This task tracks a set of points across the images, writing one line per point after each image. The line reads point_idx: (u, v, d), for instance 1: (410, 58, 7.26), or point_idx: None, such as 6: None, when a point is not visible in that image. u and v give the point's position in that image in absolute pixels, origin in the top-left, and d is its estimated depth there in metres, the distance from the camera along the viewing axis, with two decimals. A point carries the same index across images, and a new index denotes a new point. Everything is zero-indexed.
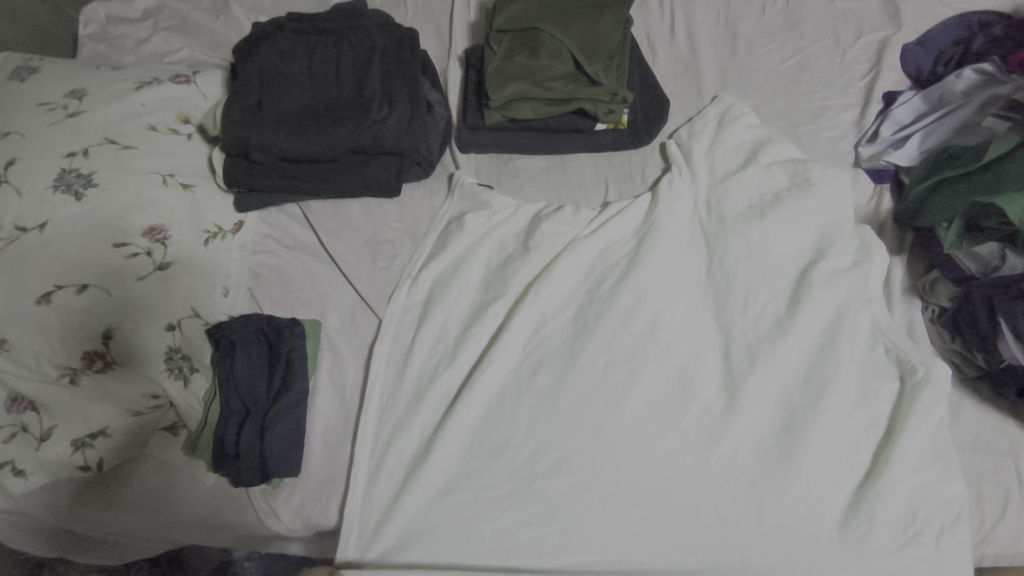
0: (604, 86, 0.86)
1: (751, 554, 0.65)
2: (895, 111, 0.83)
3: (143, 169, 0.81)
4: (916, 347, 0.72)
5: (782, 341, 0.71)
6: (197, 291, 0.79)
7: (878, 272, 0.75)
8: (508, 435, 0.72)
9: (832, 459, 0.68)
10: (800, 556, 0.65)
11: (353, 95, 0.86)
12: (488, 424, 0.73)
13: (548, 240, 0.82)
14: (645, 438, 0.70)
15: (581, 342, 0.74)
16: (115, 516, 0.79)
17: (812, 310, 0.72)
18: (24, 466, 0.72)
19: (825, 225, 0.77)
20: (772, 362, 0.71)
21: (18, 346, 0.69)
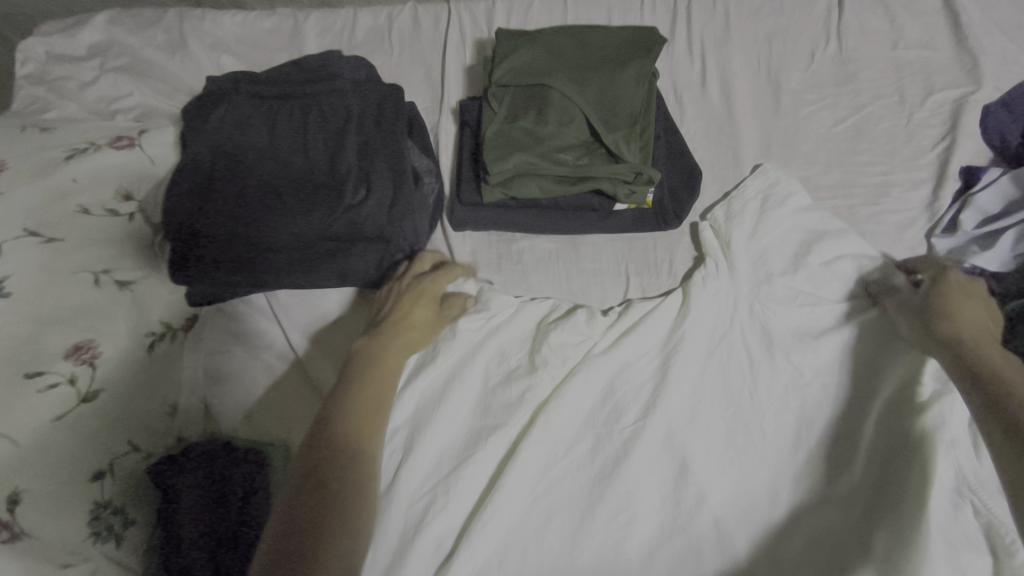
0: (626, 162, 0.71)
1: None
2: (979, 196, 0.69)
3: (69, 270, 0.67)
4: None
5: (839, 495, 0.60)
6: (136, 418, 0.67)
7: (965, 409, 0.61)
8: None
9: None
10: None
11: (324, 174, 0.72)
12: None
13: (560, 350, 0.68)
14: None
15: (601, 490, 0.61)
16: None
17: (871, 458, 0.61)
18: None
19: (884, 346, 0.66)
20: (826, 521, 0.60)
21: None
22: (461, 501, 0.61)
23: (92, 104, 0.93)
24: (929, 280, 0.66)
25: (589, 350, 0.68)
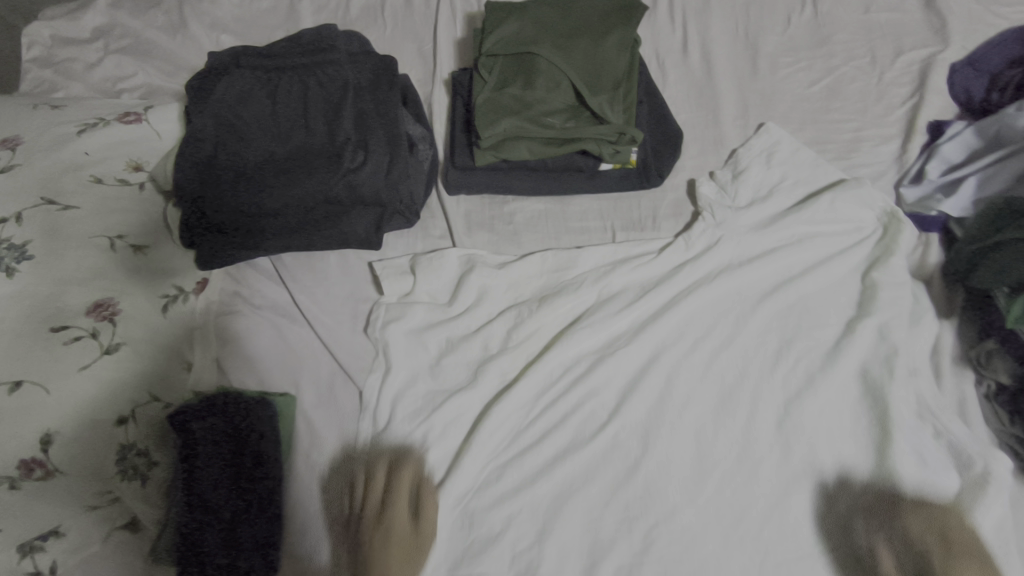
0: (610, 123, 0.75)
1: None
2: (944, 147, 0.73)
3: (86, 235, 0.71)
4: (970, 433, 0.63)
5: (812, 401, 0.67)
6: (153, 372, 0.71)
7: (923, 341, 0.67)
8: (510, 522, 0.67)
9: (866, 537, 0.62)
10: None
11: (323, 141, 0.76)
12: (492, 508, 0.67)
13: (566, 298, 0.75)
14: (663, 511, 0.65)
15: (593, 407, 0.70)
16: None
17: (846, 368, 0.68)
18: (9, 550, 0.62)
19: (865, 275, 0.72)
20: (798, 439, 0.66)
21: None
22: (458, 429, 0.71)
23: (99, 84, 0.96)
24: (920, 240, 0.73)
25: (593, 298, 0.75)
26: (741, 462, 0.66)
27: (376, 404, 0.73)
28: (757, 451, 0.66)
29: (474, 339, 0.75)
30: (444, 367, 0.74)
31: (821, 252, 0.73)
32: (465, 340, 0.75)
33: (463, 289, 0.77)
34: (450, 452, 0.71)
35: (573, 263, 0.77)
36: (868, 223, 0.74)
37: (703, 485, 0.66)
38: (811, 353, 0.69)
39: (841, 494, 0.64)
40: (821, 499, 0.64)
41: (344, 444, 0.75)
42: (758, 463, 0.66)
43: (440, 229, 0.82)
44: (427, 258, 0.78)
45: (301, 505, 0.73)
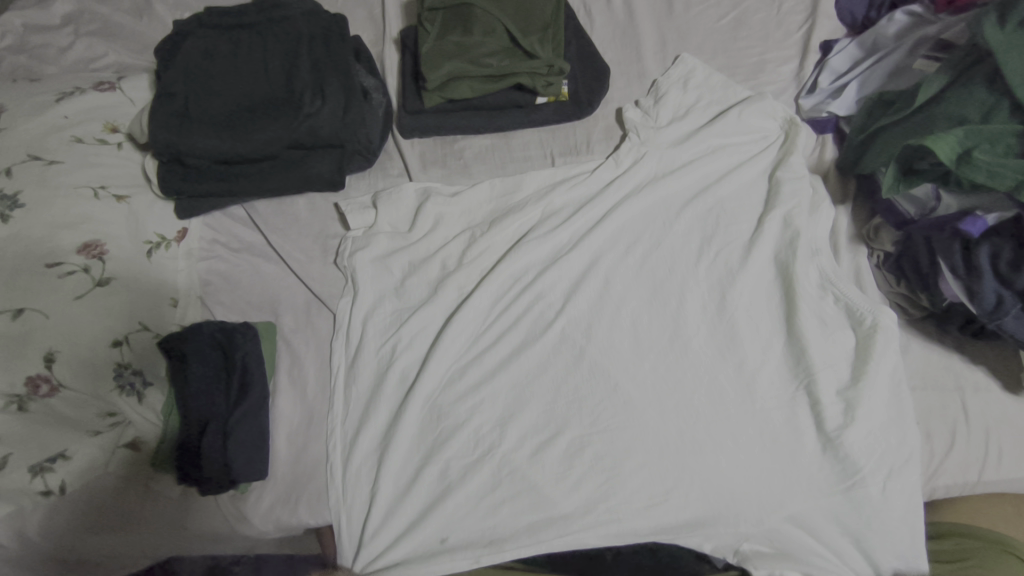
0: (541, 59, 0.84)
1: (709, 491, 0.69)
2: (832, 60, 0.84)
3: (71, 184, 0.78)
4: (865, 295, 0.74)
5: (734, 286, 0.76)
6: (143, 305, 0.77)
7: (822, 225, 0.77)
8: (475, 411, 0.74)
9: (783, 394, 0.72)
10: (754, 489, 0.68)
11: (285, 91, 0.84)
12: (454, 404, 0.75)
13: (513, 217, 0.83)
14: (608, 389, 0.74)
15: (541, 310, 0.79)
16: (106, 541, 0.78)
17: (760, 255, 0.77)
18: (38, 468, 0.71)
19: (767, 178, 0.82)
20: (720, 317, 0.76)
21: None
22: (423, 337, 0.79)
23: (72, 65, 1.03)
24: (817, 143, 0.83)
25: (537, 216, 0.83)
26: (674, 342, 0.75)
27: (350, 321, 0.81)
28: (687, 332, 0.76)
29: (434, 259, 0.83)
30: (408, 286, 0.82)
31: (733, 160, 0.83)
32: (425, 262, 0.83)
33: (420, 216, 0.85)
34: (418, 357, 0.78)
35: (517, 187, 0.85)
36: (772, 132, 0.84)
37: (641, 364, 0.75)
38: (728, 246, 0.79)
39: (760, 361, 0.73)
40: (743, 366, 0.73)
41: (322, 361, 0.82)
42: (689, 341, 0.75)
43: (398, 168, 0.91)
44: (385, 194, 0.87)
45: (283, 418, 0.80)
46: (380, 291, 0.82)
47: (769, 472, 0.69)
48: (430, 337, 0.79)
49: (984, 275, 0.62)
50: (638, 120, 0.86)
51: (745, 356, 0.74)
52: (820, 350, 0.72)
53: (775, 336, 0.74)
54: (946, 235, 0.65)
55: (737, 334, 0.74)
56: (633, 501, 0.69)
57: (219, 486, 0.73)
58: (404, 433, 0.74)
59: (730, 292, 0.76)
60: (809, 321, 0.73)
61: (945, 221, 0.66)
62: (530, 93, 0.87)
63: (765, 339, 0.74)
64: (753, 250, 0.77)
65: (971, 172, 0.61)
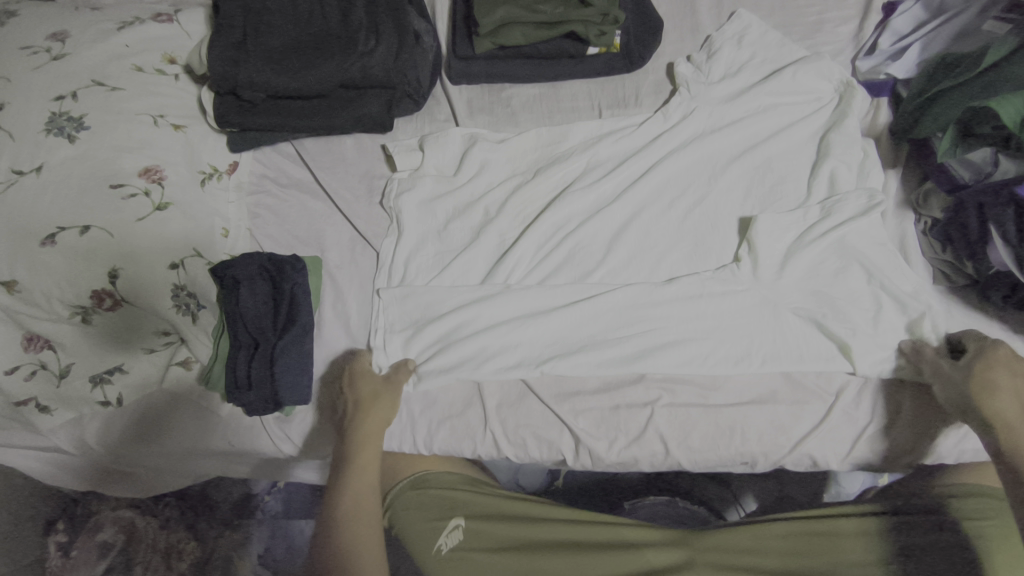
0: (595, 6, 0.83)
1: (723, 442, 0.71)
2: (894, 21, 0.81)
3: (133, 111, 0.81)
4: (909, 274, 0.73)
5: (791, 261, 0.74)
6: (198, 231, 0.80)
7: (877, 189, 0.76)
8: (499, 360, 0.74)
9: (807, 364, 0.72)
10: (762, 438, 0.71)
11: (340, 29, 0.85)
12: (475, 354, 0.75)
13: (559, 165, 0.83)
14: (639, 350, 0.73)
15: (576, 254, 0.79)
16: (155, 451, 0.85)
17: (820, 231, 0.74)
18: (99, 376, 0.77)
19: (816, 136, 0.81)
20: (767, 328, 0.73)
21: (42, 292, 0.72)
22: (463, 275, 0.80)
23: None
24: (874, 104, 0.81)
25: (581, 164, 0.84)
26: (720, 349, 0.73)
27: (392, 260, 0.83)
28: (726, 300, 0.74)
29: (476, 209, 0.83)
30: (450, 228, 0.83)
31: (784, 119, 0.82)
32: (465, 211, 0.83)
33: (466, 162, 0.85)
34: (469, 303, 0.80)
35: (561, 136, 0.85)
36: (826, 93, 0.82)
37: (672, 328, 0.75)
38: (776, 252, 0.75)
39: (795, 336, 0.72)
40: (777, 337, 0.72)
41: (364, 296, 0.85)
42: (734, 352, 0.73)
43: (445, 114, 0.91)
44: (435, 133, 0.88)
45: (325, 347, 0.83)
46: (422, 233, 0.84)
47: (787, 421, 0.72)
48: (470, 283, 0.80)
49: None
50: (689, 75, 0.85)
51: (779, 349, 0.72)
52: (866, 364, 0.70)
53: (820, 316, 0.72)
54: (999, 202, 0.64)
55: (775, 316, 0.73)
56: (656, 443, 0.72)
57: (265, 407, 0.78)
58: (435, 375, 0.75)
59: (786, 268, 0.73)
60: (857, 340, 0.70)
61: (1002, 185, 0.64)
62: (582, 44, 0.86)
63: (814, 355, 0.72)
64: (801, 262, 0.73)
65: None
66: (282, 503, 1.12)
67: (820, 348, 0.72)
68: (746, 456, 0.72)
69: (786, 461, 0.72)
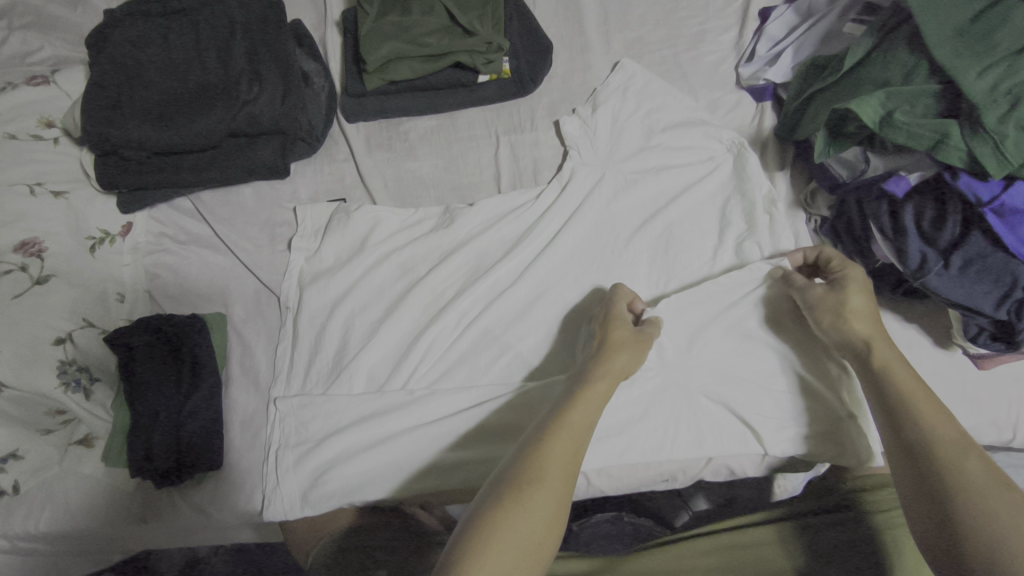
0: (479, 35, 0.83)
1: (639, 466, 0.69)
2: (769, 26, 0.83)
3: (6, 182, 0.77)
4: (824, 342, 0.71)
5: (700, 344, 0.71)
6: (87, 302, 0.77)
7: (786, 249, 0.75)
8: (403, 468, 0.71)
9: (724, 444, 0.68)
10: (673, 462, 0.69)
11: (221, 77, 0.82)
12: (384, 466, 0.72)
13: (460, 251, 0.80)
14: None
15: (485, 343, 0.77)
16: (58, 539, 0.76)
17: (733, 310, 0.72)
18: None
19: (726, 186, 0.80)
20: (682, 417, 0.69)
21: None
22: (373, 353, 0.77)
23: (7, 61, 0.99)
24: (757, 111, 0.83)
25: (483, 247, 0.81)
26: (638, 444, 0.68)
27: (292, 361, 0.80)
28: (638, 387, 0.70)
29: (377, 303, 0.80)
30: (350, 326, 0.79)
31: (679, 182, 0.80)
32: (365, 306, 0.80)
33: (358, 217, 0.83)
34: (380, 360, 0.77)
35: (452, 223, 0.82)
36: (717, 152, 0.81)
37: None
38: (684, 334, 0.72)
39: (712, 423, 0.69)
40: (692, 425, 0.69)
41: (271, 349, 0.82)
42: (651, 445, 0.68)
43: (343, 153, 0.90)
44: (339, 213, 0.84)
45: (235, 406, 0.80)
46: (319, 331, 0.80)
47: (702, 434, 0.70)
48: (378, 383, 0.77)
49: (909, 234, 0.63)
50: (576, 132, 0.84)
51: (696, 436, 0.68)
52: (777, 445, 0.68)
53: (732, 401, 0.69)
54: (874, 198, 0.66)
55: (691, 404, 0.69)
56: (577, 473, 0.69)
57: (171, 476, 0.74)
58: (347, 477, 0.72)
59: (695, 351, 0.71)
60: (767, 424, 0.68)
61: (873, 182, 0.66)
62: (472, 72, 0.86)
63: (730, 439, 0.69)
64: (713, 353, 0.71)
65: (891, 134, 0.61)
66: (227, 567, 1.06)
67: (734, 434, 0.69)
68: (665, 474, 0.70)
69: (704, 474, 0.71)
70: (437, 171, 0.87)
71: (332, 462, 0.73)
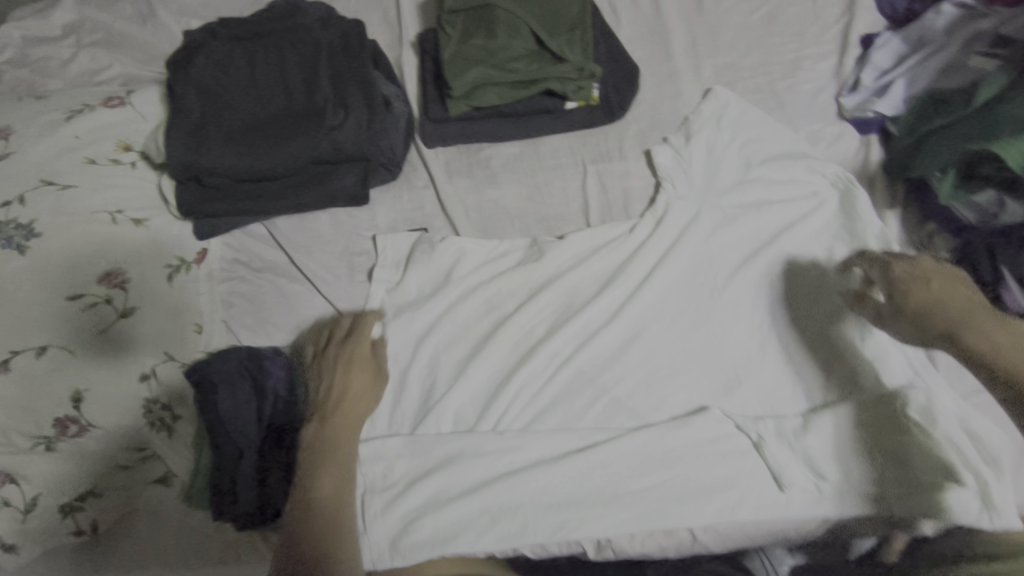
0: (570, 62, 0.81)
1: (753, 526, 0.65)
2: (875, 56, 0.80)
3: (88, 210, 0.75)
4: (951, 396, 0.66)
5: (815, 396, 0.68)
6: (169, 334, 0.74)
7: None
8: (499, 520, 0.67)
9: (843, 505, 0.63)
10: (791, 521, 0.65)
11: (305, 103, 0.80)
12: (480, 514, 0.68)
13: (550, 286, 0.77)
14: (664, 507, 0.65)
15: (579, 384, 0.73)
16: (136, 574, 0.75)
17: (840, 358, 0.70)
18: (74, 502, 0.68)
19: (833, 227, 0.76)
20: (798, 473, 0.65)
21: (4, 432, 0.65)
22: (463, 392, 0.74)
23: (76, 79, 0.97)
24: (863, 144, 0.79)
25: (574, 282, 0.78)
26: (750, 500, 0.65)
27: None
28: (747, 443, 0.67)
29: (462, 340, 0.77)
30: (435, 365, 0.76)
31: (782, 219, 0.77)
32: (449, 343, 0.77)
33: (443, 248, 0.81)
34: (468, 399, 0.74)
35: (542, 256, 0.79)
36: (822, 188, 0.77)
37: (700, 475, 0.66)
38: None
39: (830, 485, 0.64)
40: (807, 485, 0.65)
41: None
42: (763, 501, 0.65)
43: (423, 180, 0.87)
44: (423, 244, 0.82)
45: None
46: (404, 369, 0.76)
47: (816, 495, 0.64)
48: (467, 424, 0.73)
49: None
50: (670, 163, 0.80)
51: (810, 495, 0.64)
52: (906, 509, 0.61)
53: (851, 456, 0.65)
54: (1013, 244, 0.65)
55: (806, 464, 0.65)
56: (683, 529, 0.66)
57: (253, 519, 0.71)
58: (437, 525, 0.68)
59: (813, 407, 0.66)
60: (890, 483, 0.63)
61: (1012, 228, 0.65)
62: (560, 99, 0.83)
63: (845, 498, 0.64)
64: (836, 413, 0.67)
65: None
66: None
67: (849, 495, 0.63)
68: (779, 534, 0.66)
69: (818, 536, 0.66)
70: (522, 200, 0.84)
71: (421, 510, 0.69)
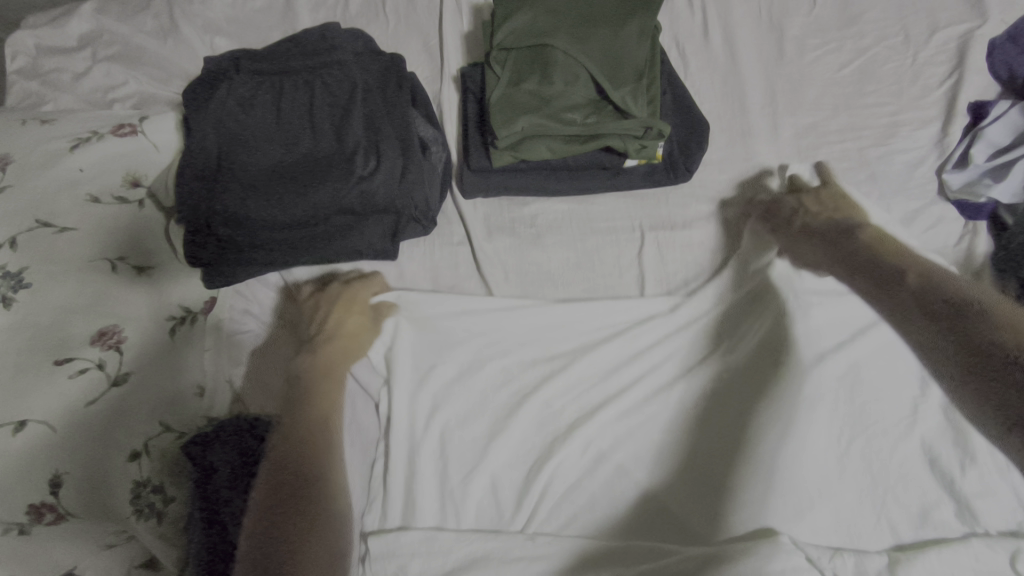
0: (636, 117, 0.70)
1: None
2: (989, 129, 0.69)
3: (85, 259, 0.67)
4: None
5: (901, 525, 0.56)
6: (167, 398, 0.67)
7: None
8: None
9: None
10: None
11: (333, 148, 0.71)
12: None
13: (583, 360, 0.69)
14: None
15: (626, 487, 0.62)
16: None
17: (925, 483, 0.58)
18: None
19: None
20: None
21: None
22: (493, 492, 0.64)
23: (89, 94, 0.90)
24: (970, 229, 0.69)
25: (619, 366, 0.69)
26: None
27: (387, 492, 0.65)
28: None
29: (483, 416, 0.68)
30: (459, 451, 0.66)
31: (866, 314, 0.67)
32: (469, 420, 0.68)
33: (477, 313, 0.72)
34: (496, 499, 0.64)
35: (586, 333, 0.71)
36: None
37: None
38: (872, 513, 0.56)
39: None
40: None
41: (366, 466, 0.70)
42: None
43: (459, 236, 0.79)
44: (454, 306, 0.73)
45: None
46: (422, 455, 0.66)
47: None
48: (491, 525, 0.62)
49: None
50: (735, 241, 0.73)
51: None
52: None
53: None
54: None
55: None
56: None
57: None
58: None
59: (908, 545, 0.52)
60: None
61: None
62: (618, 156, 0.74)
63: None
64: (930, 557, 0.51)
65: None
66: None
67: None
68: None
69: None
70: (568, 267, 0.76)
71: None
